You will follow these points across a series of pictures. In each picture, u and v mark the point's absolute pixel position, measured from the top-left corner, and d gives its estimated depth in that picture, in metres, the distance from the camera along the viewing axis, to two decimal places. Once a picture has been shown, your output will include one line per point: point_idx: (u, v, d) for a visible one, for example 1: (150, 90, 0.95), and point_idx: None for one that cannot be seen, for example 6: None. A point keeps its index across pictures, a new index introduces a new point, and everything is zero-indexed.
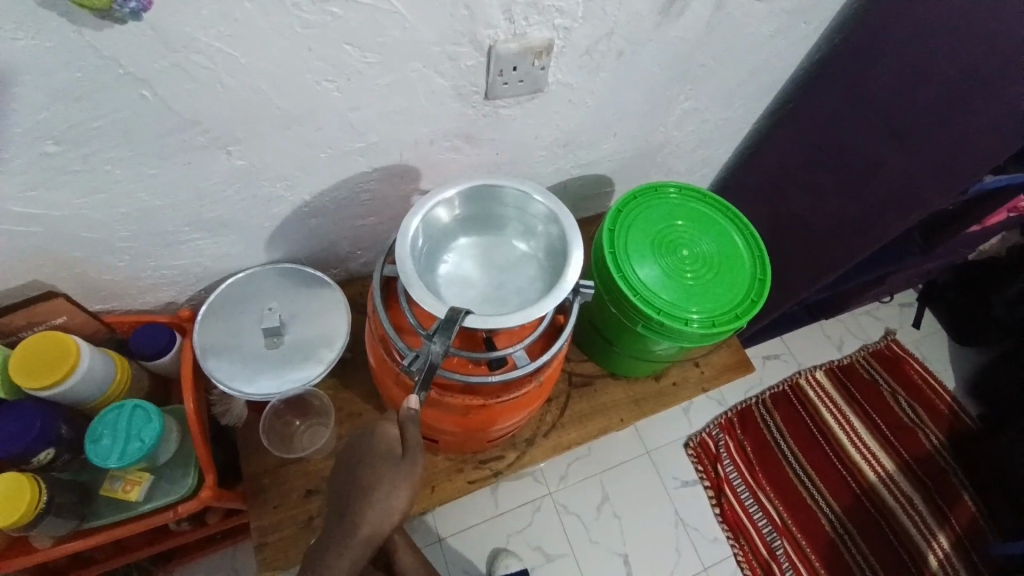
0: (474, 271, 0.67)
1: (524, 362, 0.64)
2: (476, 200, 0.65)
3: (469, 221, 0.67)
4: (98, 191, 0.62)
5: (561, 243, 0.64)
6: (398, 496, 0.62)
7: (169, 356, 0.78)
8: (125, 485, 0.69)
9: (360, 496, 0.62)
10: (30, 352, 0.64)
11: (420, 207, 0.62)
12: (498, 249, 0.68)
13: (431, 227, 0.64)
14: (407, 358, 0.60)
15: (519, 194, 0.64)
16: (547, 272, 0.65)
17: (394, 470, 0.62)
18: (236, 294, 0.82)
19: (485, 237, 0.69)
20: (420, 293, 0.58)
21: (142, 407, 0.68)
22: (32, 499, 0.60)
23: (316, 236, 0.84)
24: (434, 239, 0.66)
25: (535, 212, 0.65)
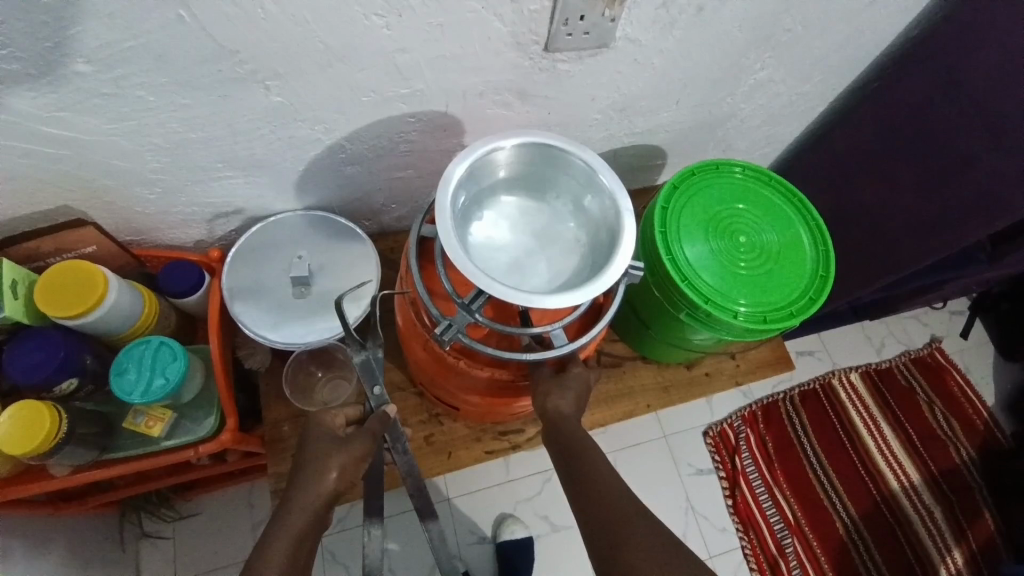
0: (510, 238, 0.60)
1: (561, 342, 0.59)
2: (527, 159, 0.58)
3: (514, 181, 0.60)
4: (131, 118, 0.59)
5: (612, 222, 0.57)
6: (332, 468, 0.59)
7: (198, 296, 0.76)
8: (147, 421, 0.68)
9: (309, 462, 0.59)
10: (55, 283, 0.62)
11: (465, 158, 0.55)
12: (539, 218, 0.61)
13: (472, 181, 0.57)
14: (439, 326, 0.56)
15: (571, 160, 0.57)
16: (591, 253, 0.59)
17: (328, 447, 0.60)
18: (266, 239, 0.80)
19: (527, 204, 0.62)
20: (456, 250, 0.52)
21: (167, 346, 0.67)
22: (50, 428, 0.60)
23: (351, 184, 0.80)
24: (475, 195, 0.59)
25: (587, 183, 0.59)
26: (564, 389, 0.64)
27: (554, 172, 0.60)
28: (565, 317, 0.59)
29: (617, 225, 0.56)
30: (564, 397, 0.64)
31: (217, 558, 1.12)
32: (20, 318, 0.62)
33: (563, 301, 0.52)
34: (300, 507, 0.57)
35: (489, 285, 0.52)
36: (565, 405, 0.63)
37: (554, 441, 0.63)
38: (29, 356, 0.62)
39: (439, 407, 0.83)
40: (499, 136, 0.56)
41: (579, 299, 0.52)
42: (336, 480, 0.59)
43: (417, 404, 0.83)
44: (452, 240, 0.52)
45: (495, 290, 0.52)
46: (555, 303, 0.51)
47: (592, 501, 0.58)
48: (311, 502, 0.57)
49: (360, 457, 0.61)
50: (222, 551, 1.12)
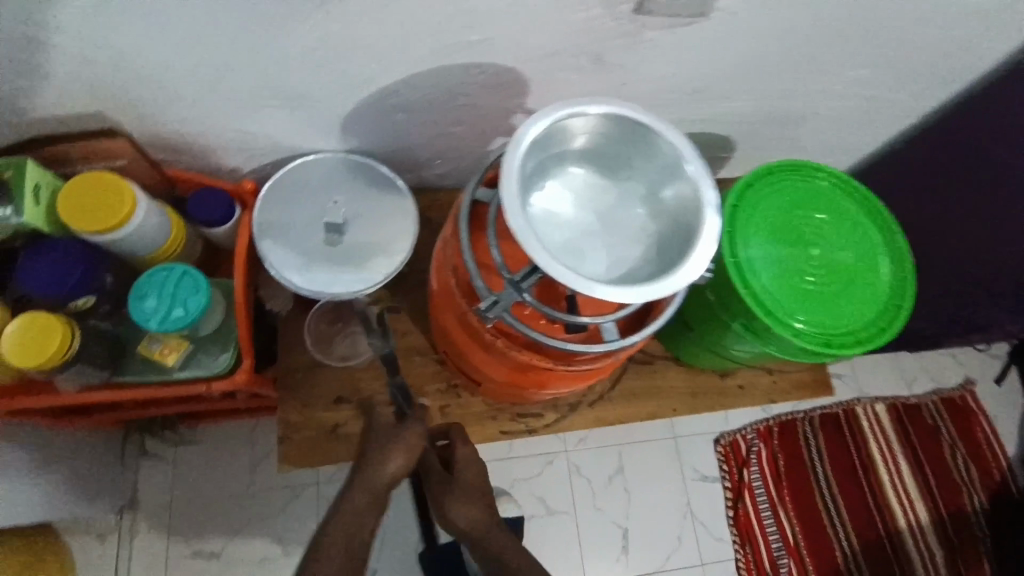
0: (571, 217, 0.55)
1: (611, 337, 0.55)
2: (606, 132, 0.52)
3: (586, 155, 0.55)
4: (175, 27, 0.54)
5: (689, 216, 0.51)
6: (390, 460, 0.67)
7: (224, 227, 0.72)
8: (162, 348, 0.65)
9: (369, 453, 0.67)
10: (80, 192, 0.58)
11: (541, 118, 0.49)
12: (606, 199, 0.56)
13: (542, 148, 0.52)
14: (484, 300, 0.52)
15: (656, 140, 0.51)
16: (659, 246, 0.53)
17: (385, 440, 0.68)
18: (302, 179, 0.76)
19: (596, 182, 0.56)
20: (518, 220, 0.47)
21: (191, 276, 0.63)
22: (60, 346, 0.57)
23: (398, 133, 0.75)
24: (542, 164, 0.53)
25: (668, 168, 0.53)
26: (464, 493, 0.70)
27: (631, 151, 0.54)
28: (619, 310, 0.54)
29: (695, 220, 0.50)
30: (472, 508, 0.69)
31: (216, 488, 1.13)
32: (40, 225, 0.58)
33: (625, 295, 0.46)
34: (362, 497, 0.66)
35: (547, 265, 0.47)
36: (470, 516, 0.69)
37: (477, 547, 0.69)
38: (46, 267, 0.59)
39: (458, 379, 0.79)
40: (583, 100, 0.50)
41: (644, 296, 0.47)
42: (395, 469, 0.66)
43: (435, 371, 0.80)
44: (516, 208, 0.47)
45: (552, 271, 0.47)
46: (616, 295, 0.46)
47: None
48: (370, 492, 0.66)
49: (411, 445, 0.68)
50: (222, 484, 1.13)
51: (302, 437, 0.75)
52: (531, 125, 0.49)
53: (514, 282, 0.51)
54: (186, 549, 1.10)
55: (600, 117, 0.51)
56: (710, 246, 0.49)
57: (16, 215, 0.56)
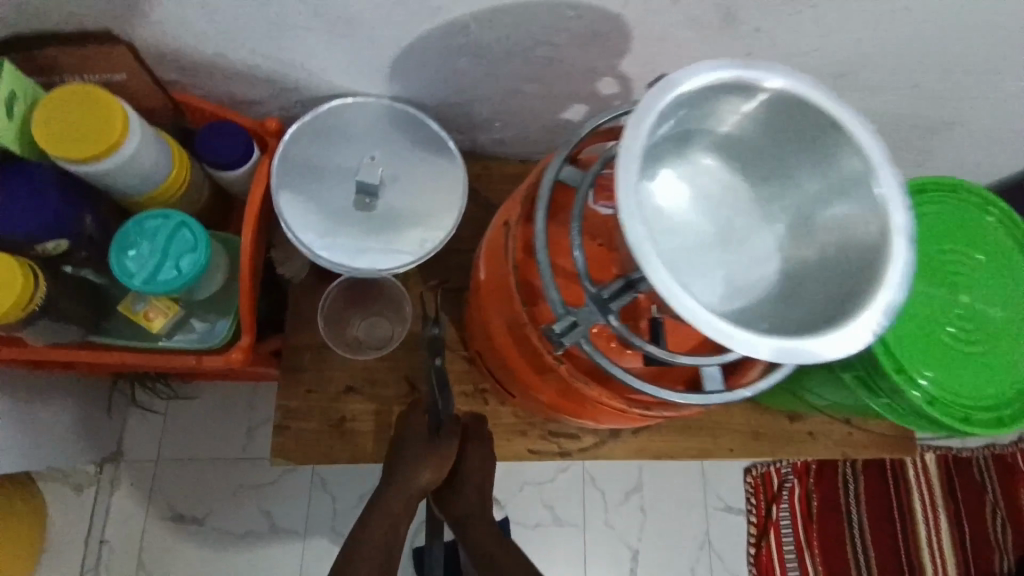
0: (686, 222, 0.40)
1: (715, 387, 0.43)
2: (764, 114, 0.37)
3: (725, 141, 0.40)
4: None
5: (861, 252, 0.36)
6: (421, 472, 0.60)
7: (238, 172, 0.61)
8: (148, 311, 0.55)
9: (398, 463, 0.60)
10: (63, 109, 0.46)
11: (687, 80, 0.35)
12: (736, 205, 0.41)
13: (672, 120, 0.37)
14: (557, 319, 0.39)
15: (838, 137, 0.36)
16: (802, 283, 0.38)
17: (417, 448, 0.60)
18: (336, 125, 0.63)
19: (727, 179, 0.41)
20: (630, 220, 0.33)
21: (188, 228, 0.52)
22: (20, 300, 0.46)
23: (457, 83, 0.61)
24: (665, 143, 0.39)
25: (842, 179, 0.37)
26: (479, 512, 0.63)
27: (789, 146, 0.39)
28: (727, 354, 0.42)
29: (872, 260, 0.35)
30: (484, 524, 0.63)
31: (205, 451, 1.04)
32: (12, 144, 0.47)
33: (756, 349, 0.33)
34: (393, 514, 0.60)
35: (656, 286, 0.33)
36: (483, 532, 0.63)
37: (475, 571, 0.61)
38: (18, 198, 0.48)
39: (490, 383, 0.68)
40: (747, 64, 0.35)
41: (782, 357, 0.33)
42: (428, 480, 0.60)
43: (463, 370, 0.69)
44: (630, 202, 0.33)
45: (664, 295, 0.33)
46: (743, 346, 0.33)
47: None
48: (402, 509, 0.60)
49: (446, 458, 0.61)
50: (213, 447, 1.04)
51: (302, 428, 0.65)
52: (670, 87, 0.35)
53: (600, 301, 0.39)
54: (167, 510, 1.03)
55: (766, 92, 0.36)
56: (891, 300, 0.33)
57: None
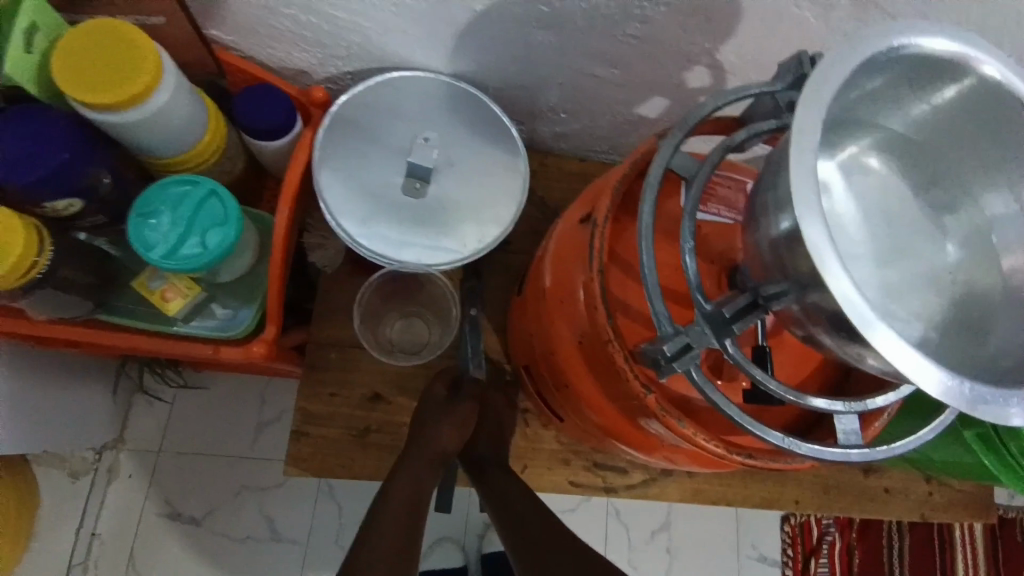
0: (837, 230, 0.33)
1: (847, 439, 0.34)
2: (955, 107, 0.30)
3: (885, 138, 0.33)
4: None
5: None
6: (439, 432, 0.55)
7: (274, 143, 0.54)
8: (165, 290, 0.49)
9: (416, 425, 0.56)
10: (89, 49, 0.40)
11: (883, 47, 0.28)
12: (886, 215, 0.34)
13: (845, 100, 0.30)
14: (664, 337, 0.32)
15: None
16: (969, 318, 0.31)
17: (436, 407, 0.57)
18: (389, 101, 0.56)
19: (877, 184, 0.34)
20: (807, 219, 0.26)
21: (219, 197, 0.45)
22: (18, 261, 0.40)
23: (529, 60, 0.54)
24: (826, 129, 0.32)
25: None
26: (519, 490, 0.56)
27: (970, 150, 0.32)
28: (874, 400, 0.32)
29: None
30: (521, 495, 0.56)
31: (210, 445, 0.98)
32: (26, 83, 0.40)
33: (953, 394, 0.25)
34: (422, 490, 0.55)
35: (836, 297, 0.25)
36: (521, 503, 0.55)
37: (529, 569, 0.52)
38: (23, 144, 0.41)
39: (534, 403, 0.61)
40: (957, 37, 0.28)
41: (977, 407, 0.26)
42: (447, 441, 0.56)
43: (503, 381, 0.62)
44: (808, 198, 0.26)
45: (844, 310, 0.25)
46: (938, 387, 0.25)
47: None
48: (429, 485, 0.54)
49: (466, 420, 0.57)
50: (217, 441, 0.98)
51: (321, 435, 0.58)
52: (861, 56, 0.28)
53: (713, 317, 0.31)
54: (163, 506, 0.96)
55: (972, 77, 0.29)
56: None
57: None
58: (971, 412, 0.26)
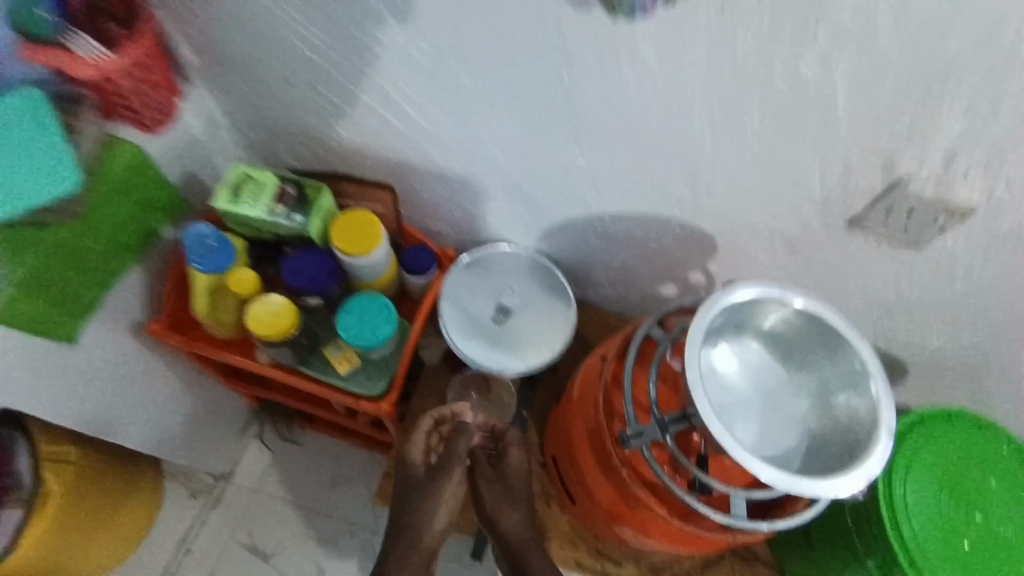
0: (736, 384, 0.59)
1: (739, 513, 0.56)
2: (796, 322, 0.57)
3: (765, 335, 0.59)
4: (465, 130, 0.69)
5: (859, 429, 0.53)
6: (432, 511, 0.71)
7: (421, 279, 0.85)
8: (340, 357, 0.77)
9: (409, 502, 0.71)
10: (350, 225, 0.74)
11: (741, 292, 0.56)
12: (772, 380, 0.59)
13: (728, 314, 0.57)
14: (630, 427, 0.57)
15: (847, 349, 0.54)
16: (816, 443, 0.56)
17: (421, 478, 0.72)
18: (493, 261, 0.88)
19: (767, 361, 0.60)
20: (696, 388, 0.52)
21: (390, 309, 0.76)
22: (285, 327, 0.71)
23: (586, 249, 0.85)
24: (723, 328, 0.59)
25: (848, 378, 0.55)
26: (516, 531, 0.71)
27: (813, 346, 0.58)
28: (754, 491, 0.55)
29: (864, 437, 0.52)
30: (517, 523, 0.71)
31: (291, 493, 1.20)
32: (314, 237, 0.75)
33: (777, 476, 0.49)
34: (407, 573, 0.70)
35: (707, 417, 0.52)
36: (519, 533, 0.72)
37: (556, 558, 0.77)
38: (302, 266, 0.74)
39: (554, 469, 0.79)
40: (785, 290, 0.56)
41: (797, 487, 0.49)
42: (442, 523, 0.72)
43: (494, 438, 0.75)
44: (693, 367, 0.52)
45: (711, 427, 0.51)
46: (767, 471, 0.49)
47: None
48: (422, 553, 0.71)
49: (452, 485, 0.72)
50: (297, 491, 1.20)
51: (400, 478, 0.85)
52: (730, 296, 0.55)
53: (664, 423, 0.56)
54: (246, 537, 1.18)
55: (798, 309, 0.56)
56: (880, 471, 0.50)
57: (303, 226, 0.73)
58: (789, 487, 0.49)
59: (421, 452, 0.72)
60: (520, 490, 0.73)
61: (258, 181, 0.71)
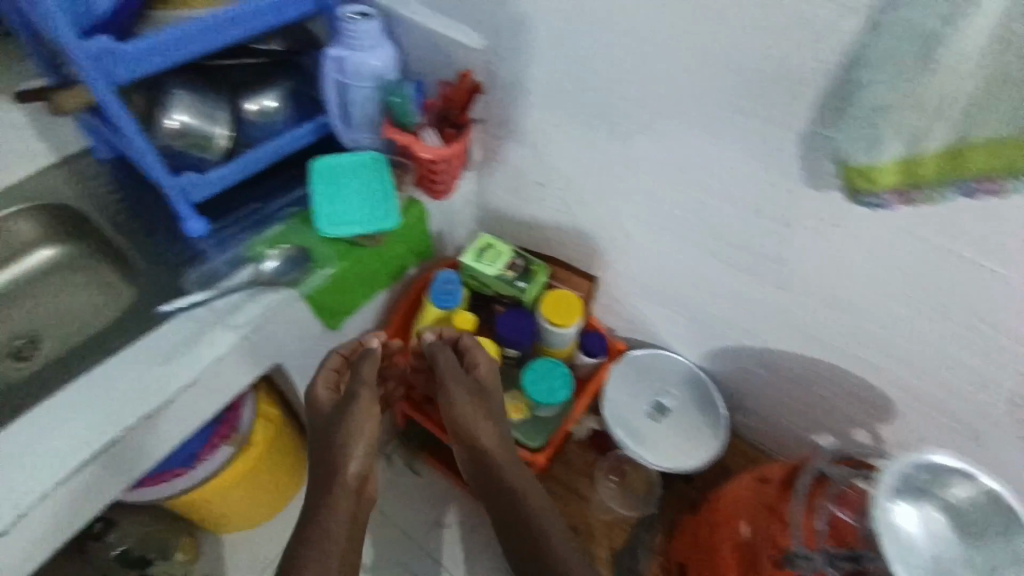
0: (917, 544, 0.62)
1: None
2: (976, 501, 0.64)
3: (943, 508, 0.65)
4: (678, 252, 0.85)
5: None
6: (356, 443, 0.75)
7: (591, 360, 0.96)
8: (512, 404, 0.91)
9: (330, 445, 0.75)
10: (557, 301, 0.90)
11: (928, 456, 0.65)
12: (948, 556, 0.63)
13: (914, 472, 0.64)
14: (800, 546, 0.62)
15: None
16: None
17: (329, 409, 0.79)
18: (658, 363, 0.98)
19: (946, 534, 0.64)
20: (882, 526, 0.60)
21: (568, 377, 0.89)
22: (491, 364, 0.87)
23: (748, 377, 0.93)
24: (908, 487, 0.64)
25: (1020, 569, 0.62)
26: (347, 410, 0.77)
27: (988, 530, 0.64)
28: None
29: None
30: (359, 451, 0.75)
31: None
32: (526, 302, 0.91)
33: None
34: (337, 513, 0.70)
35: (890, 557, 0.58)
36: (323, 395, 0.81)
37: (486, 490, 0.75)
38: (511, 322, 0.90)
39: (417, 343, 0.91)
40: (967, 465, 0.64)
41: None
42: (358, 461, 0.74)
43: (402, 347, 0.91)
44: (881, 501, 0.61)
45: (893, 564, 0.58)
46: None
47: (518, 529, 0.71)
48: (344, 485, 0.72)
49: (360, 426, 0.76)
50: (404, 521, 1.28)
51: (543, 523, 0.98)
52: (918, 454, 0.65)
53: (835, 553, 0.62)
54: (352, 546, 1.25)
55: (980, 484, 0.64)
56: None
57: (524, 291, 0.90)
58: None
59: (326, 388, 0.81)
60: (481, 410, 0.77)
61: (499, 251, 0.92)
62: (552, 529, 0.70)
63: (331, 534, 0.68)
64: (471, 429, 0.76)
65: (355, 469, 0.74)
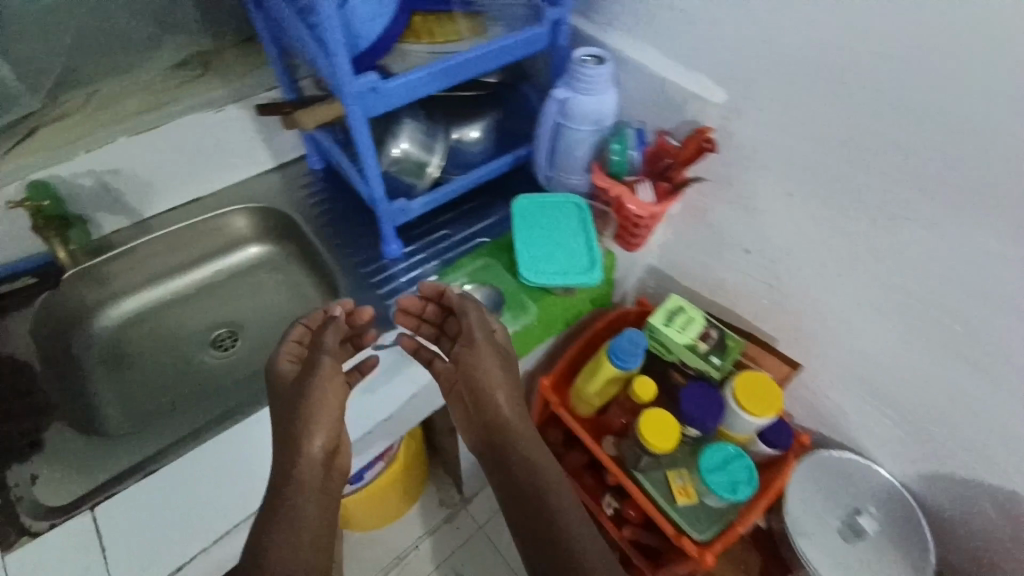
0: None
1: None
2: None
3: None
4: (916, 359, 0.74)
5: None
6: (324, 419, 0.62)
7: (773, 449, 0.86)
8: (681, 487, 0.83)
9: (287, 420, 0.62)
10: (752, 382, 0.81)
11: None
12: None
13: None
14: None
15: None
16: None
17: (292, 380, 0.64)
18: (857, 474, 0.88)
19: None
20: None
21: (754, 472, 0.80)
22: (673, 443, 0.80)
23: (966, 510, 0.80)
24: None
25: None
26: (324, 389, 0.63)
27: None
28: None
29: None
30: (325, 428, 0.61)
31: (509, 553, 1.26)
32: (714, 377, 0.83)
33: None
34: (308, 490, 0.60)
35: None
36: (287, 366, 0.66)
37: (517, 494, 0.66)
38: (698, 399, 0.82)
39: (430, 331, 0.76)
40: None
41: None
42: (322, 439, 0.61)
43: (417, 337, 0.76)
44: None
45: None
46: None
47: (544, 533, 0.63)
48: (312, 465, 0.60)
49: (333, 397, 0.63)
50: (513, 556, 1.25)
51: None
52: None
53: None
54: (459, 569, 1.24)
55: None
56: None
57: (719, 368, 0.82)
58: None
59: (292, 361, 0.67)
60: (495, 384, 0.69)
61: (691, 318, 0.85)
62: (566, 520, 0.63)
63: (306, 511, 0.59)
64: (487, 405, 0.69)
65: (327, 443, 0.62)
